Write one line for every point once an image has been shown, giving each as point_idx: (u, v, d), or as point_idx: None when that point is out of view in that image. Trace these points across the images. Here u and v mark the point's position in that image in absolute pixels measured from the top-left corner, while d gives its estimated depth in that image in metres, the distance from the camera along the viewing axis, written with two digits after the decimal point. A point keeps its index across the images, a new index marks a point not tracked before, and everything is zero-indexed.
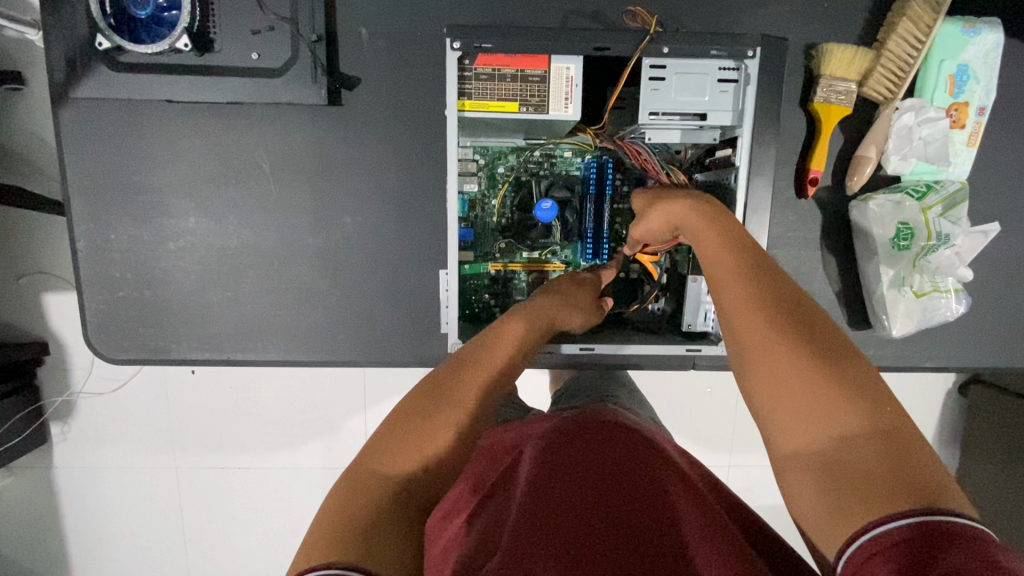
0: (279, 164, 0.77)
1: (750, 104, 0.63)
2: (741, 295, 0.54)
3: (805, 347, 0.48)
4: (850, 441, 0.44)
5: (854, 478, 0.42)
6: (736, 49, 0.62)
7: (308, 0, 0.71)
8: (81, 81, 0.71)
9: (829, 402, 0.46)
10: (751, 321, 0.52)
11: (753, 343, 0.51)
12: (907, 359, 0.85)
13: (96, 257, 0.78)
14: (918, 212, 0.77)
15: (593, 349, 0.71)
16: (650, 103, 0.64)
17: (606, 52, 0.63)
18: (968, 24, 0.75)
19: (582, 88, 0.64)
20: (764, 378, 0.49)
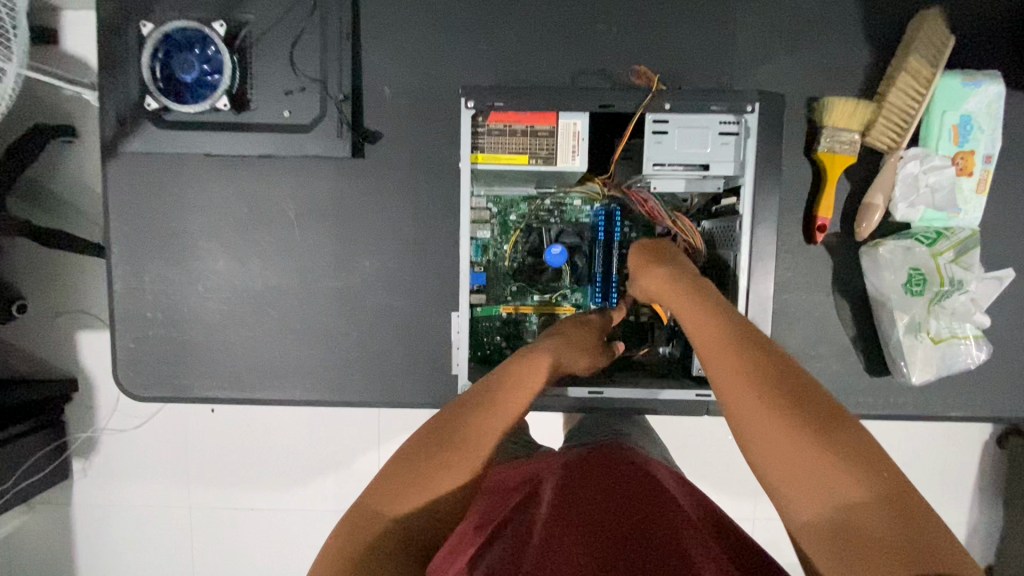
0: (303, 211, 0.81)
1: (750, 156, 0.64)
2: (728, 364, 0.55)
3: (793, 413, 0.49)
4: (853, 510, 0.44)
5: (863, 548, 0.42)
6: (734, 103, 0.65)
7: (338, 63, 0.77)
8: (130, 137, 0.78)
9: (828, 471, 0.46)
10: (741, 391, 0.53)
11: (747, 414, 0.52)
12: (930, 407, 0.83)
13: (130, 298, 0.82)
14: (928, 258, 0.77)
15: (602, 393, 0.71)
16: (654, 155, 0.66)
17: (611, 108, 0.66)
18: (968, 77, 0.77)
19: (588, 141, 0.67)
20: (761, 449, 0.50)
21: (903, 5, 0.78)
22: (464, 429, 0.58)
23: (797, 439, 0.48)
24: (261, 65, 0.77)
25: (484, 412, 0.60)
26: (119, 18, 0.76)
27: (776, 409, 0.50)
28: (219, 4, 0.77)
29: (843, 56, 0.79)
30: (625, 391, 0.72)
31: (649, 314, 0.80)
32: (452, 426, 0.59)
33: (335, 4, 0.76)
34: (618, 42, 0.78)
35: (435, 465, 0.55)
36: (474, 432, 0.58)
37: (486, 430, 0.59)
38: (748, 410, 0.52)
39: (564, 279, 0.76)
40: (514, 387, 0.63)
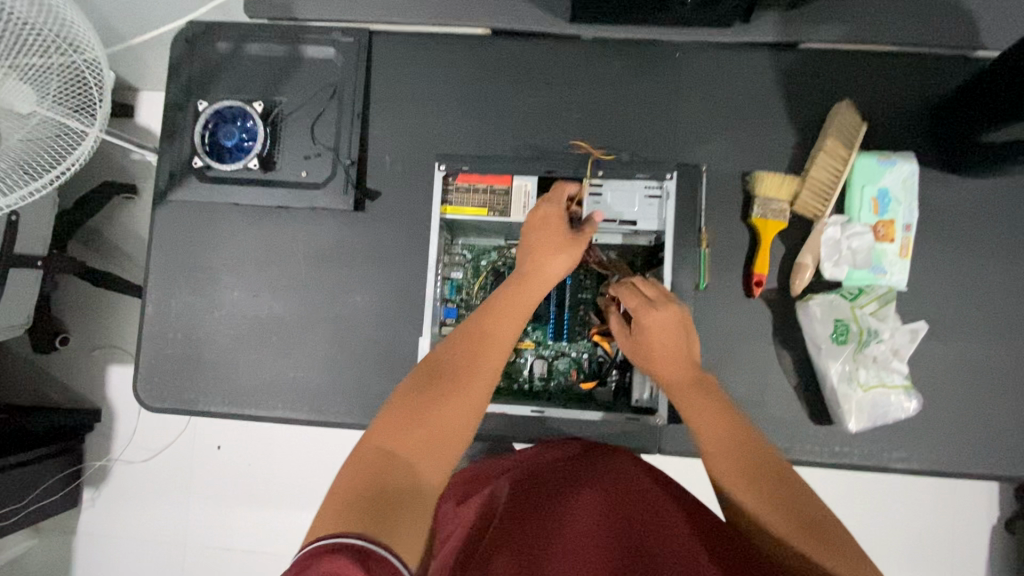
0: (309, 253, 0.96)
1: (669, 214, 0.81)
2: (699, 403, 0.66)
3: (754, 450, 0.61)
4: (777, 501, 0.57)
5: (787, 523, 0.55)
6: (657, 176, 0.82)
7: (348, 135, 0.95)
8: (179, 188, 0.96)
9: (760, 474, 0.59)
10: (700, 412, 0.66)
11: (705, 428, 0.65)
12: (873, 456, 0.87)
13: (157, 320, 0.96)
14: (848, 310, 0.86)
15: (543, 412, 0.83)
16: (591, 212, 0.83)
17: (554, 174, 0.84)
18: (883, 157, 0.89)
19: (537, 198, 0.83)
20: (715, 452, 0.62)
21: (822, 98, 0.92)
22: (460, 369, 0.62)
23: (754, 468, 0.60)
24: (288, 135, 0.95)
25: (478, 352, 0.63)
26: (181, 98, 0.97)
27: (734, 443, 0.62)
28: (260, 89, 0.97)
29: (771, 138, 0.93)
30: (562, 411, 0.83)
31: (602, 353, 0.88)
32: (447, 371, 0.61)
33: (351, 91, 0.95)
34: (578, 124, 0.94)
35: (442, 399, 0.58)
36: (476, 365, 0.62)
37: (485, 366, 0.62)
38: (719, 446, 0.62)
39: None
40: (503, 318, 0.66)
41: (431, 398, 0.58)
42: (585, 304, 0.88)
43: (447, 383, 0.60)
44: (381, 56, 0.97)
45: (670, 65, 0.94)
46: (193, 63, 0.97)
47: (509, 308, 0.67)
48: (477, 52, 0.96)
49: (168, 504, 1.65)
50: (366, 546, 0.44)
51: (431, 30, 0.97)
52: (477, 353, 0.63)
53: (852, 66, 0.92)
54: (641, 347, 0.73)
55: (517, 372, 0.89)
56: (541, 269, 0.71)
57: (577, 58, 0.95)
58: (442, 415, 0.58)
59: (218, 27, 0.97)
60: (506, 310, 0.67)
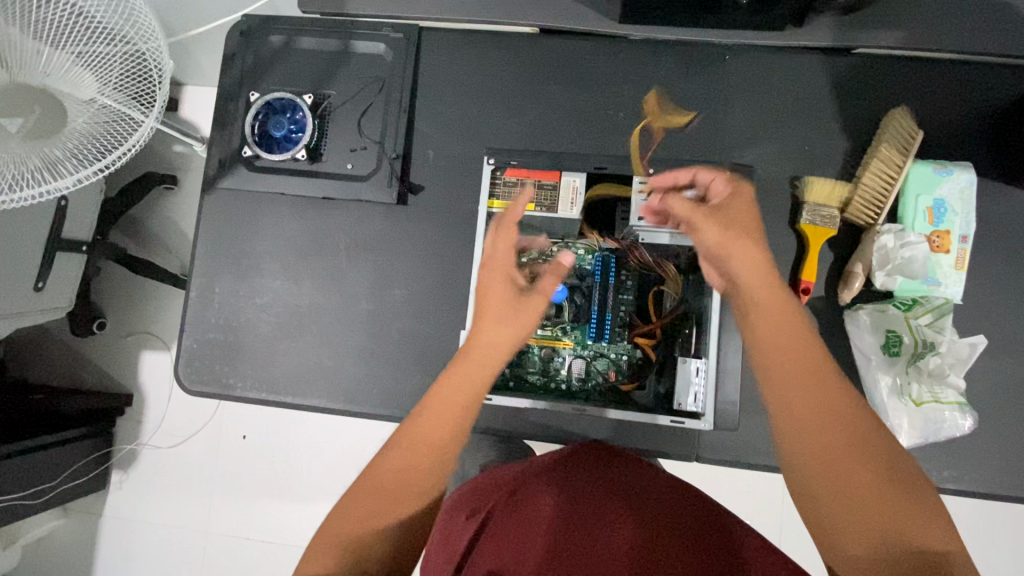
0: (351, 244, 0.97)
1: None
2: (791, 363, 0.56)
3: (845, 413, 0.54)
4: (872, 472, 0.52)
5: (880, 500, 0.51)
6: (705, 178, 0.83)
7: (394, 129, 0.96)
8: (227, 176, 0.97)
9: (854, 446, 0.53)
10: (794, 371, 0.55)
11: (798, 393, 0.55)
12: (922, 474, 0.84)
13: (201, 305, 0.98)
14: (902, 321, 0.83)
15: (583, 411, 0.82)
16: (639, 209, 0.83)
17: (604, 169, 0.87)
18: (939, 166, 0.86)
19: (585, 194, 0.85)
20: (809, 425, 0.54)
21: (876, 105, 0.90)
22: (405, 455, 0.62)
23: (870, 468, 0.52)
24: (335, 128, 0.97)
25: (423, 435, 0.63)
26: (234, 88, 0.99)
27: (837, 417, 0.54)
28: (310, 82, 0.98)
29: (821, 144, 0.91)
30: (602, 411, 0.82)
31: (642, 356, 0.86)
32: (391, 457, 0.62)
33: (399, 86, 0.96)
34: (623, 124, 0.93)
35: (391, 483, 0.61)
36: (423, 440, 0.62)
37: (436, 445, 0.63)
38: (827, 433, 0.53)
39: (564, 315, 0.86)
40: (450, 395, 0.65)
41: (378, 488, 0.60)
42: (626, 304, 0.88)
43: (394, 473, 0.61)
44: (430, 52, 0.98)
45: (718, 68, 0.93)
46: (246, 55, 1.00)
47: (455, 381, 0.66)
48: (525, 50, 0.96)
49: (193, 490, 1.67)
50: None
51: (480, 28, 0.98)
52: (424, 430, 0.63)
53: (909, 73, 0.90)
54: (720, 220, 0.63)
55: (555, 372, 0.88)
56: (483, 347, 0.68)
57: (625, 58, 0.95)
58: (389, 505, 0.60)
59: (272, 20, 0.99)
60: (452, 382, 0.66)
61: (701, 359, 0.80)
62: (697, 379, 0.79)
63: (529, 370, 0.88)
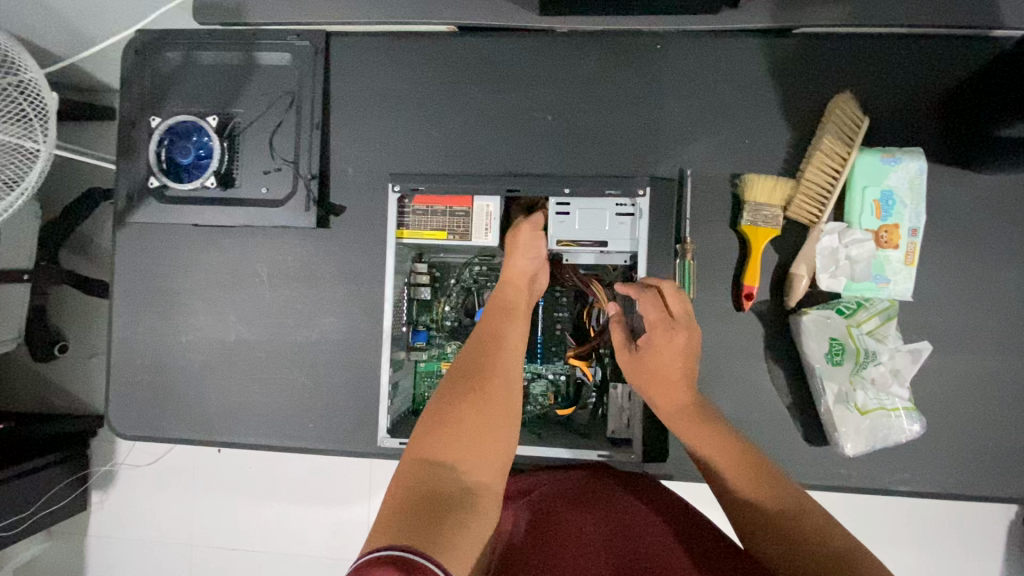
0: (274, 273, 0.92)
1: (642, 234, 0.75)
2: (675, 390, 0.68)
3: (700, 417, 0.67)
4: (735, 448, 0.64)
5: (752, 469, 0.62)
6: (628, 193, 0.77)
7: (308, 148, 0.89)
8: (137, 209, 0.91)
9: (716, 435, 0.65)
10: (672, 394, 0.68)
11: (674, 410, 0.68)
12: (873, 479, 0.81)
13: (124, 346, 0.93)
14: (846, 327, 0.79)
15: None
16: (558, 232, 0.78)
17: (517, 191, 0.80)
18: (887, 155, 0.80)
19: (500, 220, 0.79)
20: (685, 430, 0.66)
21: (820, 91, 0.84)
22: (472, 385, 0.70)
23: (735, 455, 0.63)
24: (246, 150, 0.90)
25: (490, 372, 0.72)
26: (135, 113, 0.92)
27: (707, 423, 0.66)
28: (215, 101, 0.91)
29: (763, 136, 0.85)
30: (535, 450, 0.76)
31: (580, 375, 0.83)
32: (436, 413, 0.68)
33: (309, 99, 0.89)
34: (552, 127, 0.87)
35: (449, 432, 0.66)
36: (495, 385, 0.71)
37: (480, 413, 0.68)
38: (709, 444, 0.65)
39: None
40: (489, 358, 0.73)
41: (439, 449, 0.65)
42: (562, 323, 0.84)
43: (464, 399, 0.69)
44: (340, 59, 0.91)
45: (651, 58, 0.86)
46: (144, 75, 0.92)
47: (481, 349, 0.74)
48: (443, 52, 0.89)
49: (172, 508, 1.67)
50: (405, 555, 0.50)
51: (393, 29, 0.91)
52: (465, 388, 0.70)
53: (854, 53, 0.83)
54: (639, 371, 0.70)
55: None
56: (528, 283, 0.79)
57: (551, 53, 0.88)
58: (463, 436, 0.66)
59: (168, 35, 0.91)
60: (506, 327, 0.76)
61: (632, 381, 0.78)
62: (628, 403, 0.78)
63: None
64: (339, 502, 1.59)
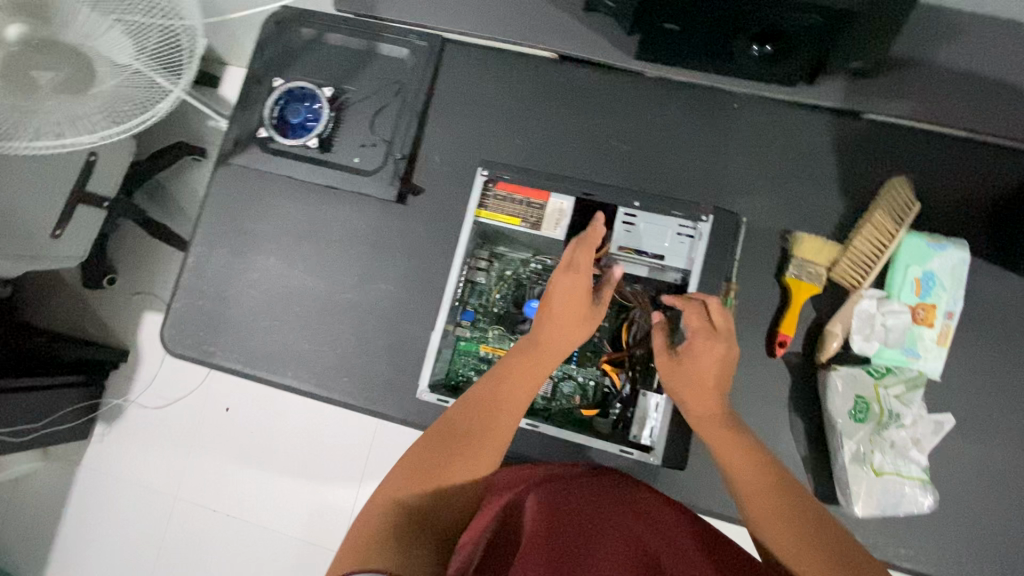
0: (346, 234, 0.99)
1: (697, 256, 0.84)
2: (708, 396, 0.71)
3: (727, 423, 0.69)
4: (760, 457, 0.66)
5: (773, 478, 0.63)
6: (690, 220, 0.86)
7: (404, 131, 0.99)
8: (241, 153, 1.01)
9: (739, 442, 0.67)
10: (705, 397, 0.71)
11: (705, 413, 0.71)
12: (878, 548, 0.82)
13: (195, 272, 1.01)
14: (872, 389, 0.83)
15: (536, 427, 0.84)
16: (620, 239, 0.87)
17: (591, 196, 0.89)
18: (933, 239, 0.86)
19: (570, 218, 0.88)
20: (713, 435, 0.69)
21: (878, 172, 0.91)
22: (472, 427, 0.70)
23: (757, 463, 0.65)
24: (349, 123, 1.01)
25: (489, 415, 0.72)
26: (261, 73, 1.04)
27: (732, 429, 0.69)
28: (332, 76, 1.02)
29: (818, 202, 0.91)
30: (556, 430, 0.84)
31: (609, 384, 0.87)
32: (439, 451, 0.68)
33: (415, 90, 1.00)
34: (625, 155, 0.95)
35: (447, 473, 0.66)
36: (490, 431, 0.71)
37: (475, 462, 0.68)
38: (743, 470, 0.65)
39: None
40: (509, 408, 0.73)
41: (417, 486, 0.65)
42: (601, 331, 0.90)
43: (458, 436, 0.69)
44: (450, 62, 1.02)
45: (725, 114, 0.95)
46: (278, 43, 1.04)
47: (506, 389, 0.74)
48: (541, 73, 1.00)
49: (170, 453, 1.70)
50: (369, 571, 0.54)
51: (503, 46, 1.02)
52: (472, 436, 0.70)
53: (915, 145, 0.90)
54: (677, 373, 0.73)
55: None
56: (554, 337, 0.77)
57: (636, 92, 0.97)
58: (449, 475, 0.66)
59: (307, 15, 1.04)
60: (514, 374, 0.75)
61: (662, 395, 0.82)
62: (653, 415, 0.82)
63: None
64: (330, 482, 1.60)
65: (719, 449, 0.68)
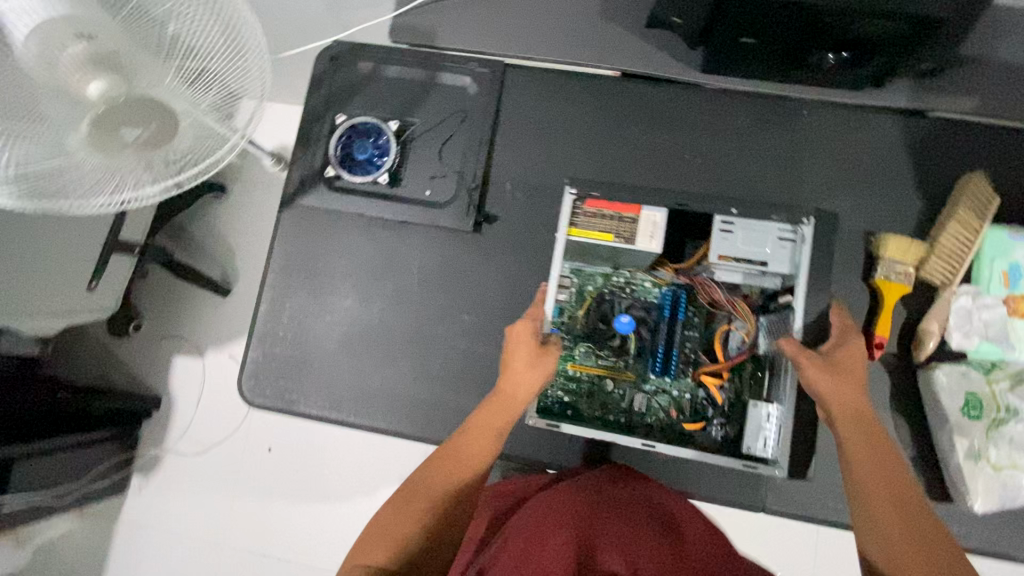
0: (423, 267, 0.98)
1: (802, 259, 0.84)
2: (854, 401, 0.76)
3: (874, 436, 0.73)
4: (903, 483, 0.70)
5: (910, 508, 0.67)
6: (788, 224, 0.87)
7: (474, 160, 0.98)
8: (308, 194, 1.00)
9: (887, 460, 0.71)
10: (850, 403, 0.75)
11: (847, 417, 0.75)
12: (993, 540, 0.83)
13: (269, 319, 0.98)
14: (983, 386, 0.84)
15: (653, 447, 0.84)
16: (720, 247, 0.86)
17: (685, 207, 0.89)
18: (1013, 231, 0.87)
19: (664, 230, 0.86)
20: (855, 441, 0.73)
21: (952, 169, 0.92)
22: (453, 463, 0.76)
23: (898, 486, 0.69)
24: (418, 155, 0.99)
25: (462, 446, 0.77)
26: (320, 110, 1.02)
27: (878, 440, 0.73)
28: (394, 109, 1.01)
29: (896, 202, 0.92)
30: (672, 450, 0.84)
31: (705, 396, 0.89)
32: (426, 486, 0.74)
33: (481, 118, 0.99)
34: (700, 170, 0.96)
35: (428, 501, 0.72)
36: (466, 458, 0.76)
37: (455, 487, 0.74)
38: (872, 466, 0.71)
39: (627, 348, 0.90)
40: (476, 437, 0.77)
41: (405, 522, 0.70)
42: (690, 342, 0.91)
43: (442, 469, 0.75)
44: (513, 87, 1.01)
45: (795, 121, 0.96)
46: (334, 79, 1.03)
47: (482, 423, 0.79)
48: (606, 92, 0.99)
49: None
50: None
51: (564, 69, 1.01)
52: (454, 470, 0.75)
53: (985, 140, 0.92)
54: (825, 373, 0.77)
55: (617, 403, 0.90)
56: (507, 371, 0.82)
57: (704, 104, 0.97)
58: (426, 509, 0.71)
59: (363, 48, 1.02)
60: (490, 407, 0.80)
61: (772, 405, 0.84)
62: (767, 425, 0.84)
63: (586, 400, 0.91)
64: None
65: (860, 457, 0.72)
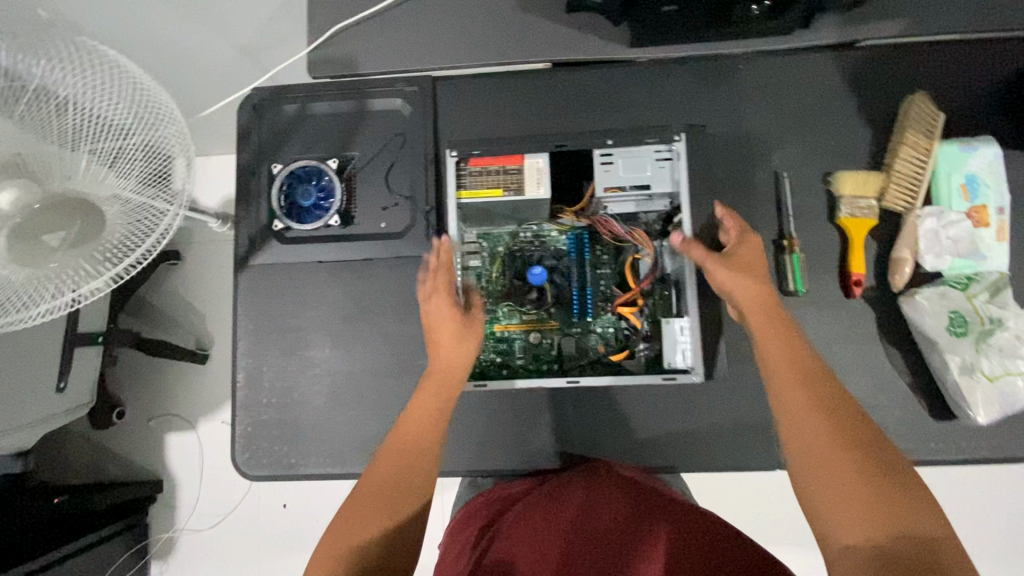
0: (395, 301, 0.95)
1: (681, 176, 0.87)
2: (771, 318, 0.73)
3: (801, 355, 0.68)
4: (837, 403, 0.63)
5: (848, 430, 0.60)
6: (664, 142, 0.89)
7: (423, 182, 0.95)
8: (261, 252, 0.96)
9: (812, 381, 0.65)
10: (769, 324, 0.72)
11: (771, 334, 0.71)
12: (1000, 446, 0.85)
13: (250, 386, 0.95)
14: (964, 302, 0.85)
15: (577, 382, 0.87)
16: (605, 181, 0.88)
17: (564, 147, 0.90)
18: (964, 144, 0.88)
19: (549, 173, 0.87)
20: (777, 362, 0.68)
21: (893, 94, 0.92)
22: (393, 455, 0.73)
23: (825, 406, 0.62)
24: (364, 190, 0.96)
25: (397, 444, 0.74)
26: (255, 163, 0.98)
27: (803, 357, 0.68)
28: (330, 146, 0.98)
29: (845, 137, 0.93)
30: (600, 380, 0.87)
31: (627, 326, 0.91)
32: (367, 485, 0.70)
33: (421, 138, 0.96)
34: None
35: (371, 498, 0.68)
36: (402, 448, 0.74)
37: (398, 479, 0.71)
38: (785, 373, 0.66)
39: (546, 298, 0.89)
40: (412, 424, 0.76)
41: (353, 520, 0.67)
42: (604, 279, 0.92)
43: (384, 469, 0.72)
44: (447, 99, 0.98)
45: (733, 77, 0.95)
46: (262, 128, 0.98)
47: (415, 416, 0.77)
48: (542, 86, 0.97)
49: None
50: None
51: (494, 70, 0.98)
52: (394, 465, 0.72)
53: (919, 60, 0.93)
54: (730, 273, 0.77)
55: (546, 351, 0.91)
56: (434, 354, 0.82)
57: (642, 78, 0.96)
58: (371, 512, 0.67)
59: (284, 90, 0.98)
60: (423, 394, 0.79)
61: (683, 318, 0.87)
62: (682, 337, 0.87)
63: (517, 355, 0.92)
64: None
65: (779, 376, 0.67)
